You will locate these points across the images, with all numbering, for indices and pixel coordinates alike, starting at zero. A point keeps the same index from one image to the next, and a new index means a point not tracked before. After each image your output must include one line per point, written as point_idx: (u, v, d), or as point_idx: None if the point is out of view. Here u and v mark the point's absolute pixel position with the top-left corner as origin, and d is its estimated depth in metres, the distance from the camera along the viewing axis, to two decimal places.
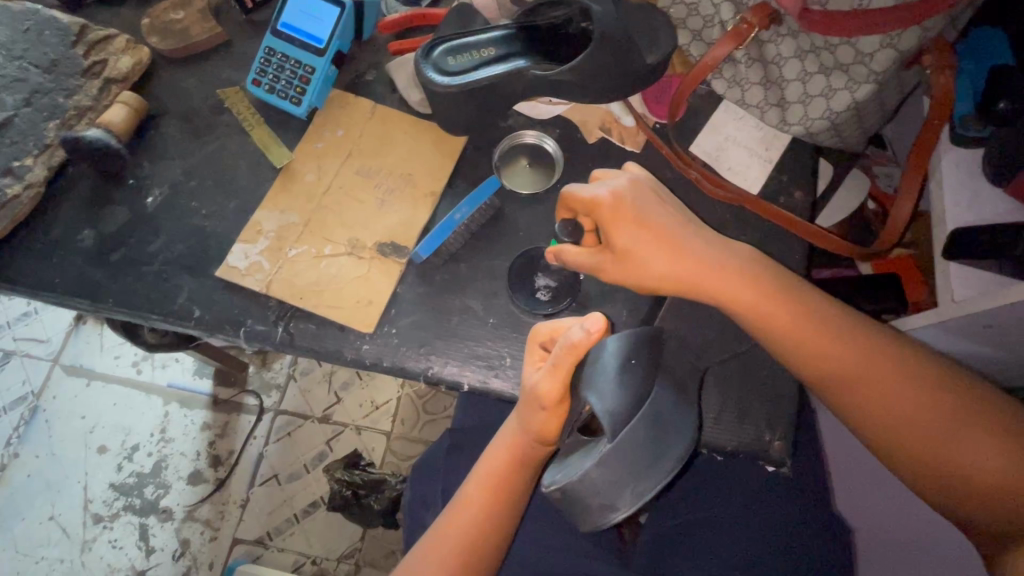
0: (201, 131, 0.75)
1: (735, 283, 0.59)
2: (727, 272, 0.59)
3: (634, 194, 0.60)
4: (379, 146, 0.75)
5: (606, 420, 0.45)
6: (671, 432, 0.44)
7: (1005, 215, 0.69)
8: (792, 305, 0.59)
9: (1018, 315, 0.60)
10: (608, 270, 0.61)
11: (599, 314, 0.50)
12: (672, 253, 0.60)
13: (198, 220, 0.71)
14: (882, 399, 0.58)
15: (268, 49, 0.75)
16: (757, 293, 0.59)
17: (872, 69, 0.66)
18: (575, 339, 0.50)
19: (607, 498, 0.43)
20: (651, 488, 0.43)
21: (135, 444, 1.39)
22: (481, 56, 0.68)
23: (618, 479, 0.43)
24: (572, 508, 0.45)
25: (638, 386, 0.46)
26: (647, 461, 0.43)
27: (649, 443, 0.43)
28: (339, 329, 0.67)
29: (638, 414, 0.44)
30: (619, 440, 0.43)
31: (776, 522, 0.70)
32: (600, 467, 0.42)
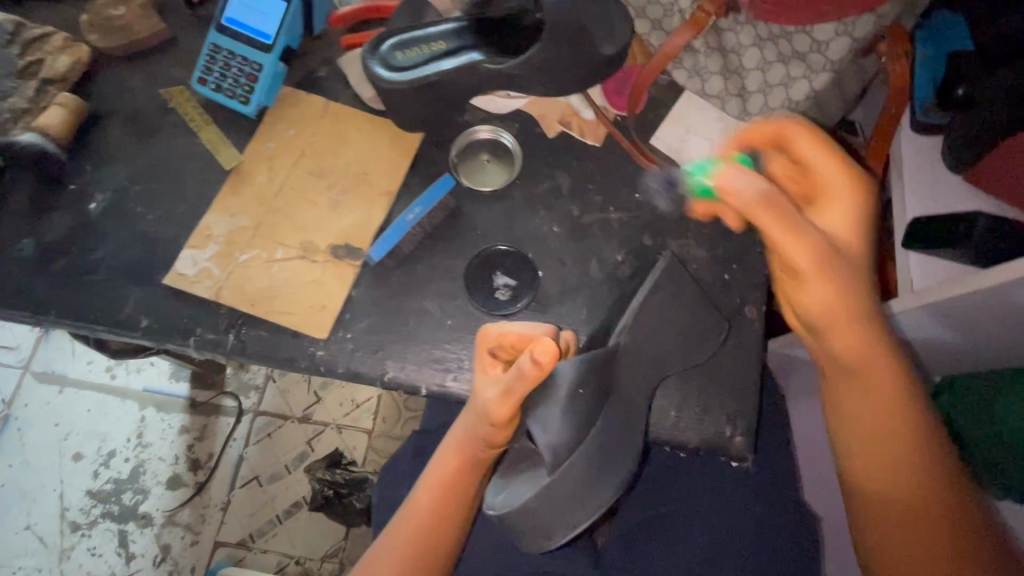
0: (144, 131, 0.72)
1: (843, 275, 0.49)
2: (842, 267, 0.49)
3: (758, 187, 0.47)
4: (332, 145, 0.72)
5: (549, 454, 0.51)
6: (606, 468, 0.53)
7: (962, 204, 0.69)
8: (856, 321, 0.51)
9: (974, 305, 0.60)
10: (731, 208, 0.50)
11: (550, 342, 0.48)
12: (793, 215, 0.47)
13: (144, 226, 0.68)
14: (889, 457, 0.53)
15: (214, 45, 0.72)
16: (840, 291, 0.49)
17: (828, 57, 0.65)
18: (526, 369, 0.49)
19: (543, 529, 0.52)
20: (583, 520, 0.52)
21: (111, 450, 1.35)
22: (431, 50, 0.66)
23: (556, 512, 0.51)
24: (515, 530, 0.53)
25: (581, 424, 0.52)
26: (581, 496, 0.51)
27: (586, 480, 0.51)
28: (292, 336, 0.65)
29: (577, 453, 0.51)
30: (559, 478, 0.50)
31: (736, 514, 0.71)
32: (536, 501, 0.51)
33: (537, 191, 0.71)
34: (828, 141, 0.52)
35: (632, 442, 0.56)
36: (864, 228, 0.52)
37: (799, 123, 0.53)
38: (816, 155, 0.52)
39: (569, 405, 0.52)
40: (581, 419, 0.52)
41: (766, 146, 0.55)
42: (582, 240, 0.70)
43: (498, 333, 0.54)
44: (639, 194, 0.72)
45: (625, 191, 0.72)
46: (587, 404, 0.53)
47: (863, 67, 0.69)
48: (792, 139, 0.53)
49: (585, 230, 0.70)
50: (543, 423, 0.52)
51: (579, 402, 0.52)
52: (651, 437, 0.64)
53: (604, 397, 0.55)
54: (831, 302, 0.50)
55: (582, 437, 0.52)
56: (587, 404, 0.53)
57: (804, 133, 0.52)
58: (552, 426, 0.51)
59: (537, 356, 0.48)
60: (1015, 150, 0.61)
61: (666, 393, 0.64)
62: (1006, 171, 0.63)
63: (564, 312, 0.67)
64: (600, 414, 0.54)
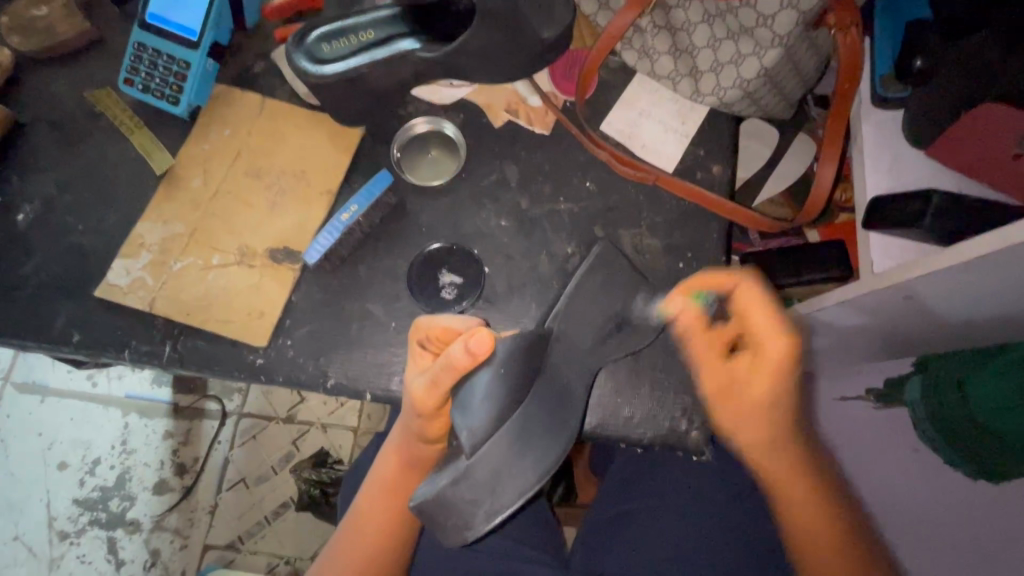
0: (72, 139, 0.70)
1: (772, 373, 0.53)
2: (772, 376, 0.53)
3: (741, 287, 0.53)
4: (269, 143, 0.69)
5: (466, 436, 0.48)
6: (528, 452, 0.47)
7: (923, 181, 0.66)
8: (783, 405, 0.56)
9: (933, 286, 0.57)
10: (692, 334, 0.56)
11: (487, 332, 0.48)
12: (727, 382, 0.56)
13: (76, 237, 0.67)
14: (802, 504, 0.60)
15: (138, 44, 0.69)
16: (771, 383, 0.53)
17: (776, 32, 0.62)
18: (457, 357, 0.48)
19: (461, 519, 0.46)
20: (502, 508, 0.45)
21: (96, 458, 1.24)
22: (359, 40, 0.63)
23: (474, 498, 0.46)
24: (436, 524, 0.48)
25: (503, 405, 0.49)
26: (501, 480, 0.46)
27: (507, 462, 0.46)
28: (231, 345, 0.63)
29: (496, 435, 0.47)
30: (476, 460, 0.47)
31: (699, 505, 0.69)
32: (453, 487, 0.47)
33: (484, 183, 0.69)
34: (767, 297, 0.53)
35: (567, 429, 0.50)
36: (794, 361, 0.52)
37: (754, 283, 0.53)
38: (763, 329, 0.52)
39: (491, 388, 0.49)
40: (503, 400, 0.49)
41: (720, 290, 0.55)
42: (530, 233, 0.67)
43: (428, 325, 0.54)
44: (590, 183, 0.69)
45: (575, 179, 0.69)
46: (512, 385, 0.50)
47: (815, 41, 0.66)
48: (739, 290, 0.53)
49: (533, 223, 0.68)
50: (463, 408, 0.50)
51: (501, 383, 0.49)
52: (605, 434, 0.62)
53: (533, 381, 0.51)
54: (755, 402, 0.55)
55: (503, 418, 0.48)
56: (511, 386, 0.50)
57: (753, 299, 0.53)
58: (472, 410, 0.49)
59: (472, 347, 0.47)
60: (964, 129, 0.59)
61: (619, 388, 0.62)
62: (961, 148, 0.61)
63: (513, 308, 0.65)
64: (526, 399, 0.50)
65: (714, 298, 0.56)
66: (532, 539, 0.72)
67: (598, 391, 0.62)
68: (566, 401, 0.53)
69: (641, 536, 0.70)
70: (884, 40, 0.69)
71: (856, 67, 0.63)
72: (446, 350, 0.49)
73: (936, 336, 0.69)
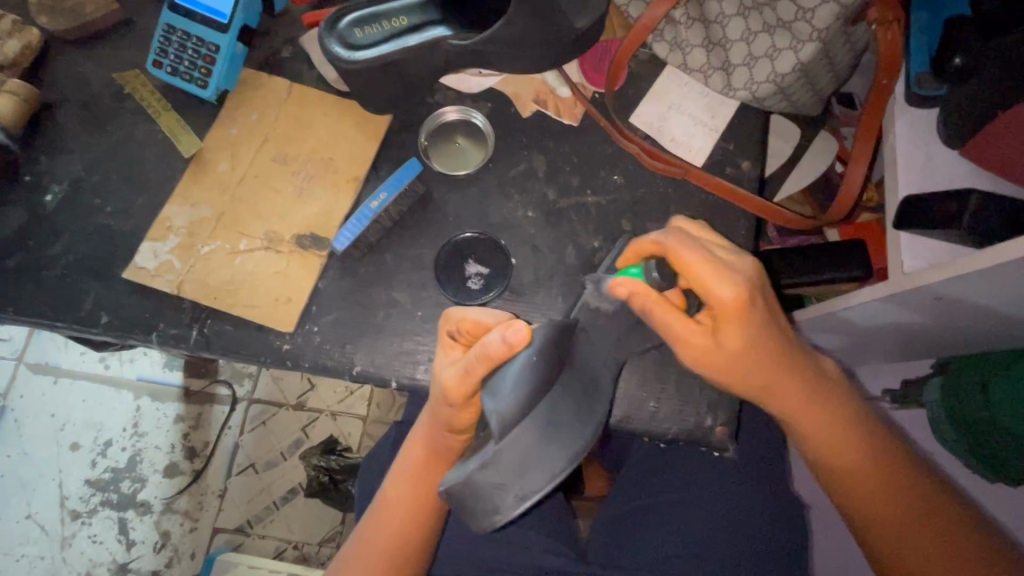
0: (101, 121, 0.70)
1: (736, 320, 0.49)
2: (736, 318, 0.49)
3: (679, 237, 0.50)
4: (297, 129, 0.69)
5: (495, 420, 0.46)
6: (557, 439, 0.46)
7: (960, 179, 0.65)
8: (767, 346, 0.51)
9: (966, 288, 0.56)
10: (655, 312, 0.50)
11: (523, 323, 0.48)
12: (709, 344, 0.51)
13: (104, 219, 0.67)
14: (818, 424, 0.56)
15: (167, 25, 0.69)
16: (737, 324, 0.49)
17: (815, 26, 0.61)
18: (492, 347, 0.48)
19: (491, 502, 0.45)
20: (533, 492, 0.44)
21: (108, 439, 1.25)
22: (392, 27, 0.63)
23: (503, 482, 0.45)
24: (464, 508, 0.47)
25: (534, 391, 0.47)
26: (530, 464, 0.45)
27: (538, 448, 0.45)
28: (258, 330, 0.64)
29: (526, 418, 0.46)
30: (504, 445, 0.45)
31: (724, 502, 0.69)
32: (483, 470, 0.45)
33: (510, 174, 0.68)
34: (688, 242, 0.50)
35: (592, 416, 0.49)
36: (749, 297, 0.49)
37: (683, 240, 0.50)
38: (709, 275, 0.48)
39: (524, 374, 0.48)
40: (533, 383, 0.48)
41: (659, 256, 0.52)
42: (558, 225, 0.67)
43: (458, 317, 0.53)
44: (618, 176, 0.68)
45: (603, 172, 0.69)
46: (545, 371, 0.49)
47: (852, 36, 0.65)
48: (672, 247, 0.50)
49: (560, 215, 0.67)
50: (495, 393, 0.49)
51: (533, 370, 0.48)
52: (628, 429, 0.62)
53: (560, 371, 0.50)
54: (732, 356, 0.51)
55: (534, 402, 0.47)
56: (543, 370, 0.49)
57: (680, 249, 0.49)
58: (505, 394, 0.47)
59: (508, 337, 0.48)
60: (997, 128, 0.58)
61: (644, 383, 0.62)
62: (996, 149, 0.60)
63: (539, 301, 0.65)
64: (554, 384, 0.49)
65: (658, 266, 0.52)
66: (549, 532, 0.72)
67: (624, 385, 0.63)
68: (591, 395, 0.51)
69: (663, 530, 0.69)
70: (920, 38, 0.68)
71: (893, 63, 0.62)
72: (480, 340, 0.50)
73: (953, 338, 0.69)
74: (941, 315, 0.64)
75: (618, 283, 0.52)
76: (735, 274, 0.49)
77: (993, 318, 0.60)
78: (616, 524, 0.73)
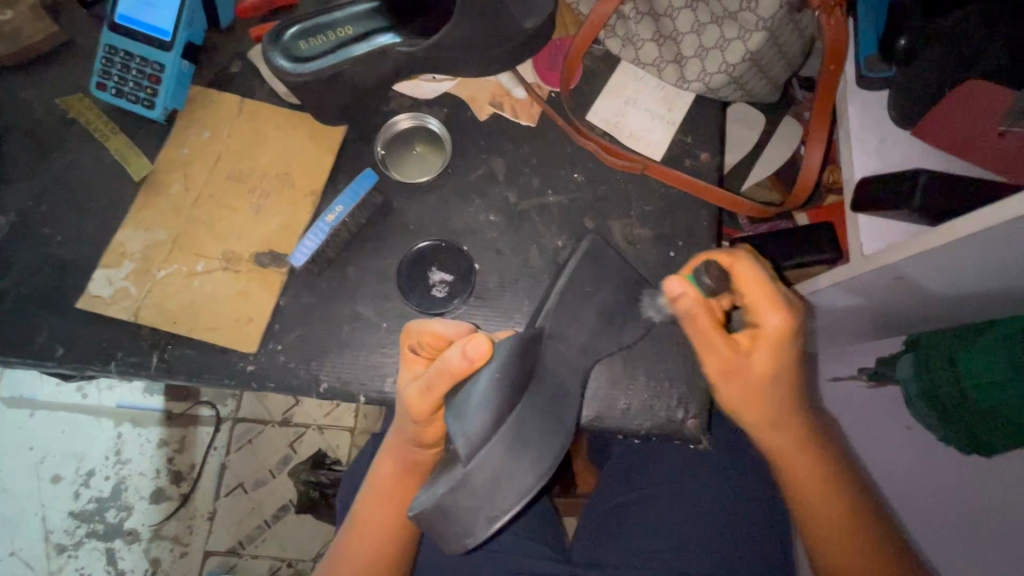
0: (47, 148, 0.68)
1: (773, 345, 0.50)
2: (773, 350, 0.50)
3: (738, 261, 0.50)
4: (249, 147, 0.68)
5: (462, 444, 0.45)
6: (526, 455, 0.45)
7: (915, 157, 0.66)
8: (786, 383, 0.53)
9: (924, 266, 0.57)
10: (699, 321, 0.51)
11: (482, 336, 0.48)
12: (733, 364, 0.52)
13: (55, 248, 0.65)
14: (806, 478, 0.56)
15: (108, 46, 0.67)
16: (773, 355, 0.51)
17: (760, 15, 0.62)
18: (452, 362, 0.48)
19: (462, 525, 0.44)
20: (503, 513, 0.44)
21: (90, 469, 1.23)
22: (337, 36, 0.62)
23: (473, 504, 0.44)
24: (436, 531, 0.46)
25: (499, 409, 0.46)
26: (500, 485, 0.44)
27: (507, 466, 0.44)
28: (220, 353, 0.62)
29: (493, 440, 0.45)
30: (473, 468, 0.44)
31: (704, 490, 0.69)
32: (453, 494, 0.44)
33: (470, 179, 0.68)
34: (760, 267, 0.51)
35: (563, 426, 0.48)
36: (794, 333, 0.50)
37: (749, 258, 0.51)
38: (760, 300, 0.50)
39: (488, 391, 0.47)
40: (499, 401, 0.46)
41: (710, 262, 0.51)
42: (520, 227, 0.67)
43: (419, 330, 0.53)
44: (578, 174, 0.68)
45: (564, 171, 0.68)
46: (511, 387, 0.48)
47: (799, 23, 0.65)
48: (735, 267, 0.50)
49: (523, 217, 0.67)
50: (459, 415, 0.47)
51: (497, 388, 0.47)
52: (601, 427, 0.62)
53: (526, 386, 0.49)
54: (753, 380, 0.52)
55: (500, 420, 0.46)
56: (509, 387, 0.48)
57: (743, 270, 0.50)
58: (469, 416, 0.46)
59: (468, 350, 0.48)
60: (947, 104, 0.59)
61: (615, 381, 0.62)
62: (945, 124, 0.61)
63: (505, 304, 0.64)
64: (522, 399, 0.48)
65: (711, 269, 0.51)
66: (535, 535, 0.72)
67: (595, 384, 0.62)
68: (558, 413, 0.49)
69: (647, 524, 0.69)
70: (866, 23, 0.68)
71: (840, 48, 0.62)
72: (440, 355, 0.49)
73: (922, 314, 0.69)
74: (911, 294, 0.64)
75: (670, 283, 0.51)
76: (789, 308, 0.50)
77: (965, 292, 0.60)
78: (602, 522, 0.73)
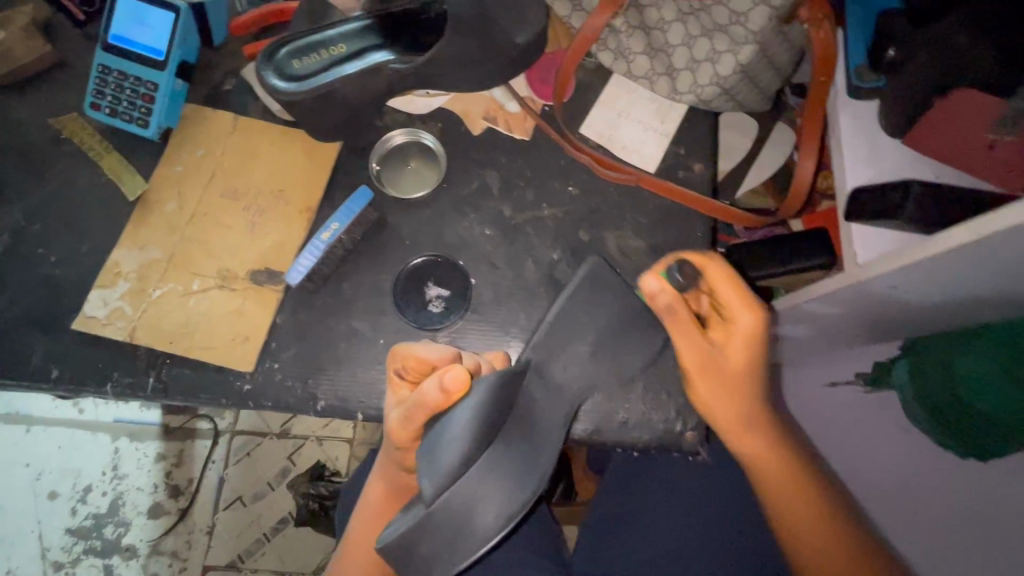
0: (41, 168, 0.68)
1: (744, 340, 0.55)
2: (744, 346, 0.55)
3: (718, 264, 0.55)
4: (243, 164, 0.68)
5: (430, 483, 0.45)
6: (490, 498, 0.44)
7: (907, 167, 0.66)
8: (758, 378, 0.57)
9: (919, 275, 0.56)
10: (679, 317, 0.53)
11: (457, 370, 0.47)
12: (707, 353, 0.55)
13: (49, 269, 0.65)
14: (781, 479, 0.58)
15: (102, 66, 0.67)
16: (743, 352, 0.55)
17: (750, 29, 0.62)
18: (428, 395, 0.47)
19: (426, 563, 0.44)
20: (465, 555, 0.43)
21: (87, 485, 1.22)
22: (330, 55, 0.62)
23: (438, 542, 0.44)
24: (401, 566, 0.46)
25: (470, 447, 0.46)
26: (465, 524, 0.43)
27: (471, 507, 0.44)
28: (216, 371, 0.62)
29: (458, 479, 0.44)
30: (437, 506, 0.44)
31: (703, 500, 0.69)
32: (418, 531, 0.44)
33: (465, 193, 0.68)
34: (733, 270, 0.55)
35: (540, 465, 0.48)
36: (765, 329, 0.55)
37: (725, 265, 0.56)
38: (732, 299, 0.54)
39: (459, 429, 0.47)
40: (484, 428, 0.47)
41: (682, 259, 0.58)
42: (515, 240, 0.67)
43: (405, 354, 0.53)
44: (572, 187, 0.69)
45: (558, 184, 0.69)
46: (484, 423, 0.47)
47: (789, 35, 0.65)
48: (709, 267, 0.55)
49: (517, 230, 0.67)
50: (431, 452, 0.47)
51: (470, 425, 0.47)
52: (599, 439, 0.62)
53: (500, 428, 0.48)
54: (730, 374, 0.56)
55: (468, 459, 0.45)
56: (481, 426, 0.47)
57: (720, 274, 0.54)
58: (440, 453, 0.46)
59: (446, 383, 0.47)
60: (936, 115, 0.60)
61: (612, 393, 0.62)
62: (934, 134, 0.62)
63: (501, 317, 0.64)
64: (495, 439, 0.47)
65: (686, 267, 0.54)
66: (535, 547, 0.72)
67: (593, 397, 0.62)
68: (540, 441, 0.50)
69: (646, 535, 0.69)
70: (857, 31, 0.69)
71: (830, 59, 0.63)
72: (418, 387, 0.49)
73: (919, 321, 0.68)
74: (901, 303, 0.64)
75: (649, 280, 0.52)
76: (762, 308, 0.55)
77: (956, 303, 0.61)
78: (601, 532, 0.73)
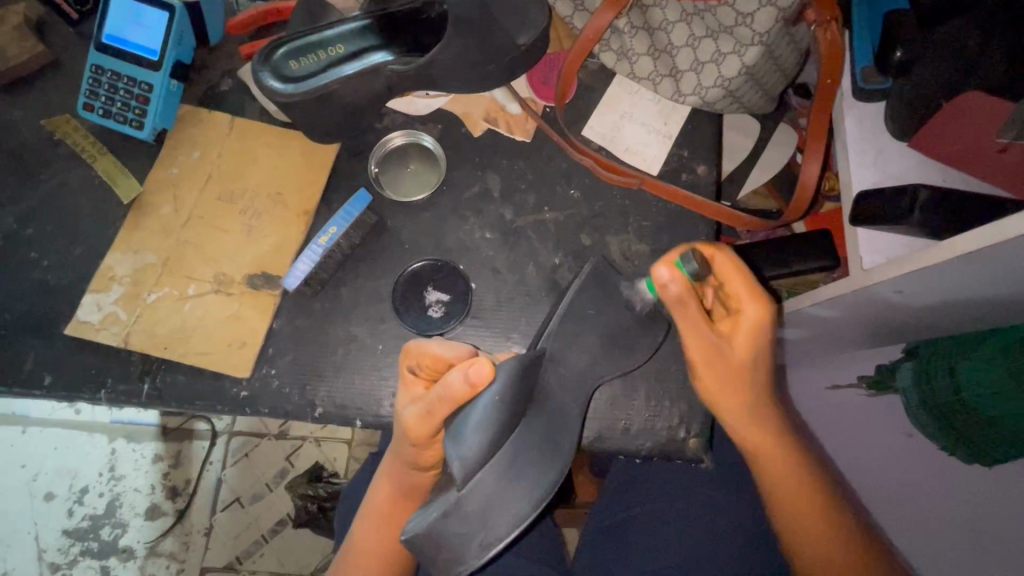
0: (34, 170, 0.66)
1: (752, 334, 0.53)
2: (752, 338, 0.53)
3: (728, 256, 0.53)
4: (239, 167, 0.67)
5: (458, 467, 0.44)
6: (521, 480, 0.44)
7: (913, 170, 0.65)
8: (759, 375, 0.55)
9: (925, 283, 0.56)
10: (690, 308, 0.51)
11: (485, 360, 0.46)
12: (718, 345, 0.53)
13: (42, 273, 0.64)
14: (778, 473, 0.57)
15: (95, 66, 0.65)
16: (751, 344, 0.53)
17: (756, 30, 0.61)
18: (455, 387, 0.46)
19: (454, 552, 0.43)
20: (497, 539, 0.43)
21: (84, 487, 1.21)
22: (329, 55, 0.61)
23: (467, 530, 0.43)
24: (426, 557, 0.45)
25: (498, 433, 0.45)
26: (495, 509, 0.43)
27: (502, 492, 0.43)
28: (213, 377, 0.61)
29: (489, 463, 0.44)
30: (470, 490, 0.43)
31: (706, 506, 0.68)
32: (447, 519, 0.44)
33: (465, 196, 0.67)
34: (741, 262, 0.53)
35: (561, 451, 0.48)
36: (769, 324, 0.53)
37: (731, 257, 0.54)
38: (744, 293, 0.52)
39: (484, 416, 0.46)
40: (496, 426, 0.45)
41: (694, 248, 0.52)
42: (516, 244, 0.66)
43: (419, 351, 0.52)
44: (574, 190, 0.68)
45: (560, 187, 0.68)
46: (511, 408, 0.47)
47: (794, 36, 0.64)
48: (719, 257, 0.53)
49: (518, 234, 0.66)
50: (456, 437, 0.46)
51: (497, 410, 0.46)
52: (601, 446, 0.61)
53: (525, 411, 0.48)
54: (734, 366, 0.54)
55: (496, 443, 0.45)
56: (508, 410, 0.47)
57: (733, 264, 0.53)
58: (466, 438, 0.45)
59: (471, 376, 0.46)
60: (944, 118, 0.59)
61: (614, 400, 0.62)
62: (942, 137, 0.61)
63: (502, 323, 0.63)
64: (521, 424, 0.47)
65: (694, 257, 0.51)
66: (536, 552, 0.71)
67: (595, 403, 0.62)
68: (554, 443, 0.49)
69: (648, 541, 0.68)
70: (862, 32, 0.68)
71: (837, 60, 0.62)
72: (442, 379, 0.48)
73: (924, 326, 0.68)
74: (908, 308, 0.63)
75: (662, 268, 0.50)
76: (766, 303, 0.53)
77: (963, 305, 0.59)
78: (602, 538, 0.72)
